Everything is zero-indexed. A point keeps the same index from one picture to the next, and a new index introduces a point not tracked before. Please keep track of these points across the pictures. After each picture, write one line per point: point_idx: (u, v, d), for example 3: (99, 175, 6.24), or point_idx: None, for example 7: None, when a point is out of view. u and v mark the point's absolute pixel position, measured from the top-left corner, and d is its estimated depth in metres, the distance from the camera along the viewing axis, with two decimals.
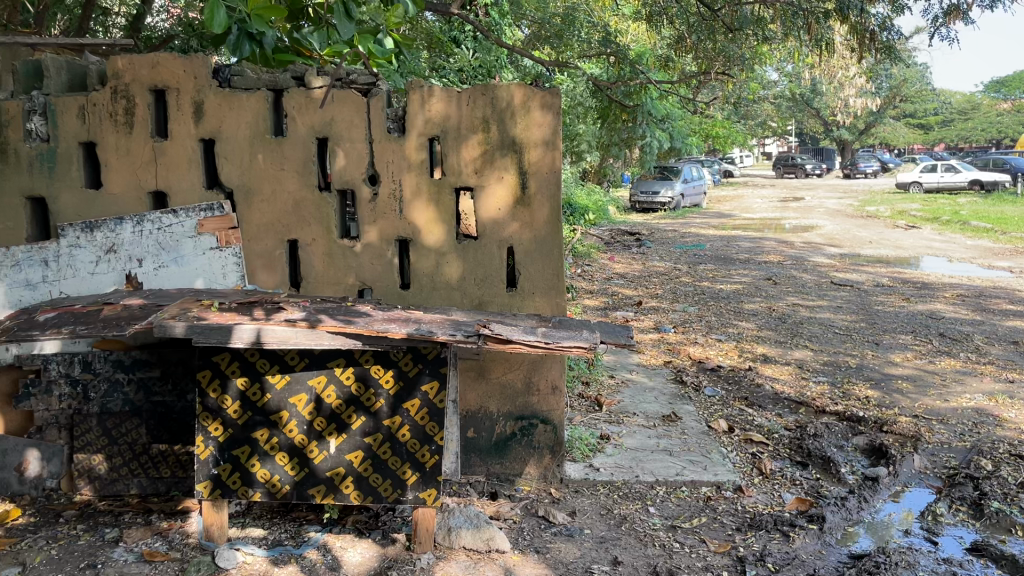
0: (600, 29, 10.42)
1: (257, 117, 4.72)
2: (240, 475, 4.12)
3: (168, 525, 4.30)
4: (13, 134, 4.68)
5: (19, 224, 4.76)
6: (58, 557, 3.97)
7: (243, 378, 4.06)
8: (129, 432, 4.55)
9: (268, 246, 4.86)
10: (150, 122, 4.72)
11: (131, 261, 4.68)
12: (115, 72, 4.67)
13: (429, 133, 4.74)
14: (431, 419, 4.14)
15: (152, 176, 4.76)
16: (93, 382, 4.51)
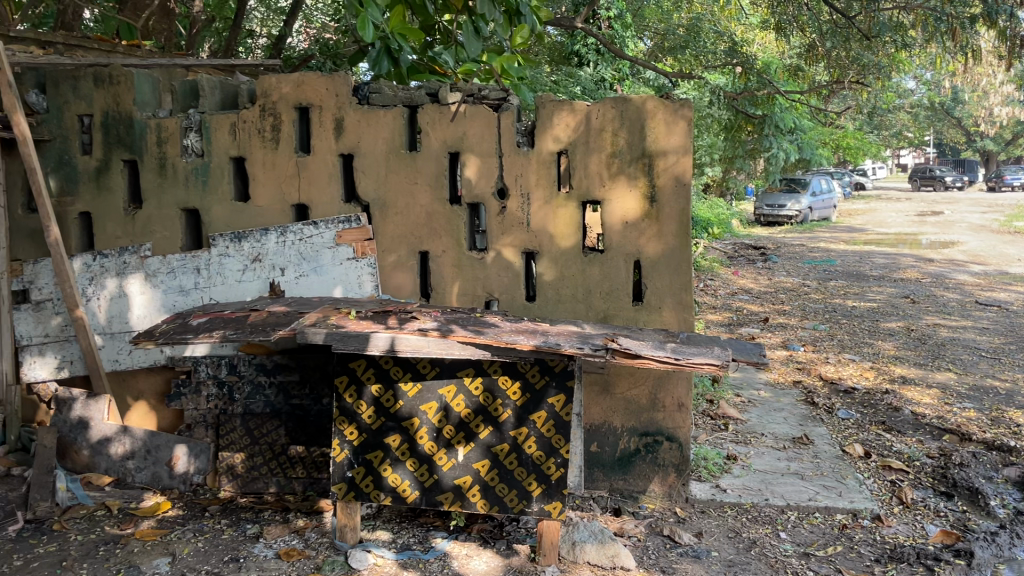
0: (726, 41, 10.23)
1: (393, 132, 4.89)
2: (372, 479, 4.24)
3: (304, 524, 4.45)
4: (171, 150, 5.00)
5: (175, 233, 5.05)
6: (204, 550, 4.18)
7: (378, 385, 4.20)
8: (271, 432, 4.79)
9: (400, 257, 5.00)
10: (294, 138, 4.96)
11: (275, 270, 4.97)
12: (264, 91, 4.93)
13: (557, 147, 4.76)
14: (557, 432, 4.14)
15: (295, 190, 5.00)
16: (238, 384, 4.85)
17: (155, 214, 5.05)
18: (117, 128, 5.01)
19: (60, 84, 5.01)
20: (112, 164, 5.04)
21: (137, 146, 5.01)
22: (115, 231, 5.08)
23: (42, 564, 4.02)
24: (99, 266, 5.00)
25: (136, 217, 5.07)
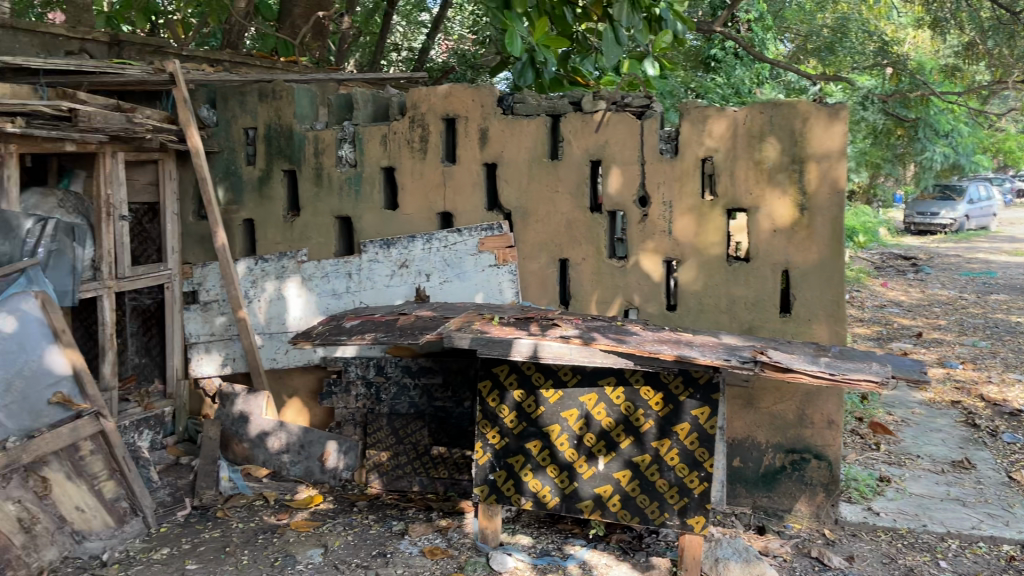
0: (876, 40, 9.75)
1: (536, 141, 4.94)
2: (513, 483, 4.30)
3: (446, 523, 4.56)
4: (327, 160, 5.26)
5: (329, 240, 5.30)
6: (354, 543, 4.36)
7: (520, 390, 4.24)
8: (414, 433, 4.95)
9: (541, 265, 5.04)
10: (441, 148, 5.10)
11: (421, 275, 5.14)
12: (414, 103, 5.11)
13: (701, 154, 4.68)
14: (701, 445, 4.03)
15: (441, 198, 5.14)
16: (385, 385, 5.05)
17: (311, 222, 5.32)
18: (278, 140, 5.31)
19: (229, 99, 5.38)
20: (273, 174, 5.36)
21: (296, 157, 5.30)
22: (275, 237, 5.39)
23: (207, 548, 4.32)
24: (261, 270, 5.33)
25: (294, 224, 5.36)
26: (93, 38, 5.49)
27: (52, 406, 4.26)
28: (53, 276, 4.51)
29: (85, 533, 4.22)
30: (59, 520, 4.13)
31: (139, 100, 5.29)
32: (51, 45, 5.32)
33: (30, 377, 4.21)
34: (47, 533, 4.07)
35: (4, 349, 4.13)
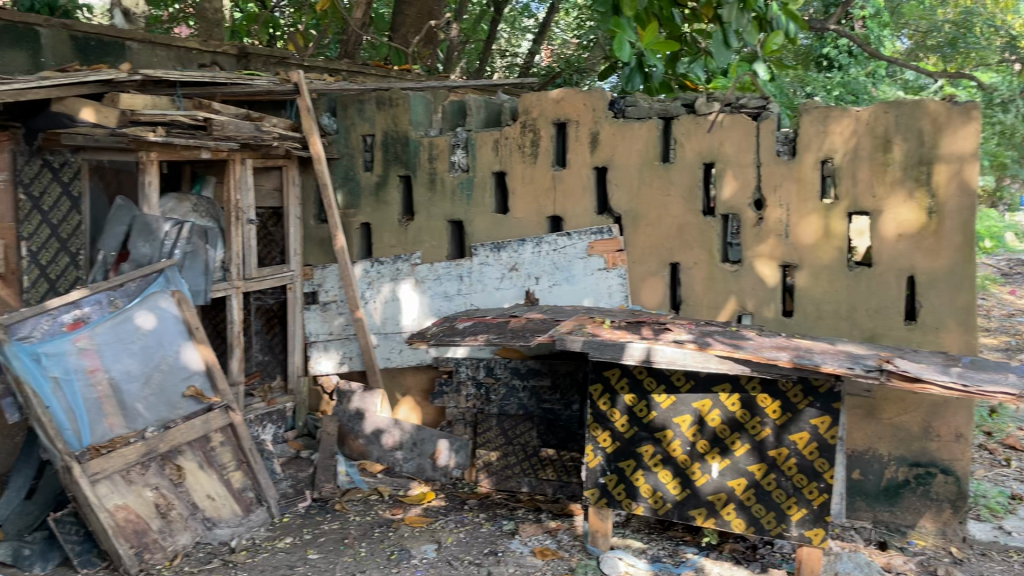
0: (1004, 35, 9.26)
1: (648, 144, 4.92)
2: (625, 487, 4.28)
3: (557, 525, 4.60)
4: (441, 166, 5.39)
5: (442, 243, 5.43)
6: (467, 541, 4.45)
7: (632, 395, 4.23)
8: (523, 434, 5.01)
9: (651, 268, 5.00)
10: (552, 153, 5.13)
11: (530, 279, 5.18)
12: (525, 108, 5.17)
13: (821, 155, 4.56)
14: (821, 455, 3.90)
15: (551, 202, 5.17)
16: (495, 386, 5.12)
17: (425, 226, 5.47)
18: (394, 146, 5.48)
19: (348, 108, 5.59)
20: (389, 180, 5.53)
21: (412, 162, 5.46)
22: (390, 241, 5.55)
23: (327, 539, 4.49)
24: (376, 272, 5.51)
25: (409, 227, 5.51)
26: (223, 51, 5.79)
27: (186, 398, 4.53)
28: (188, 276, 4.82)
29: (215, 520, 4.44)
30: (192, 506, 4.37)
31: (265, 109, 5.55)
32: (186, 58, 5.65)
33: (167, 371, 4.50)
34: (181, 518, 4.31)
35: (145, 345, 4.44)
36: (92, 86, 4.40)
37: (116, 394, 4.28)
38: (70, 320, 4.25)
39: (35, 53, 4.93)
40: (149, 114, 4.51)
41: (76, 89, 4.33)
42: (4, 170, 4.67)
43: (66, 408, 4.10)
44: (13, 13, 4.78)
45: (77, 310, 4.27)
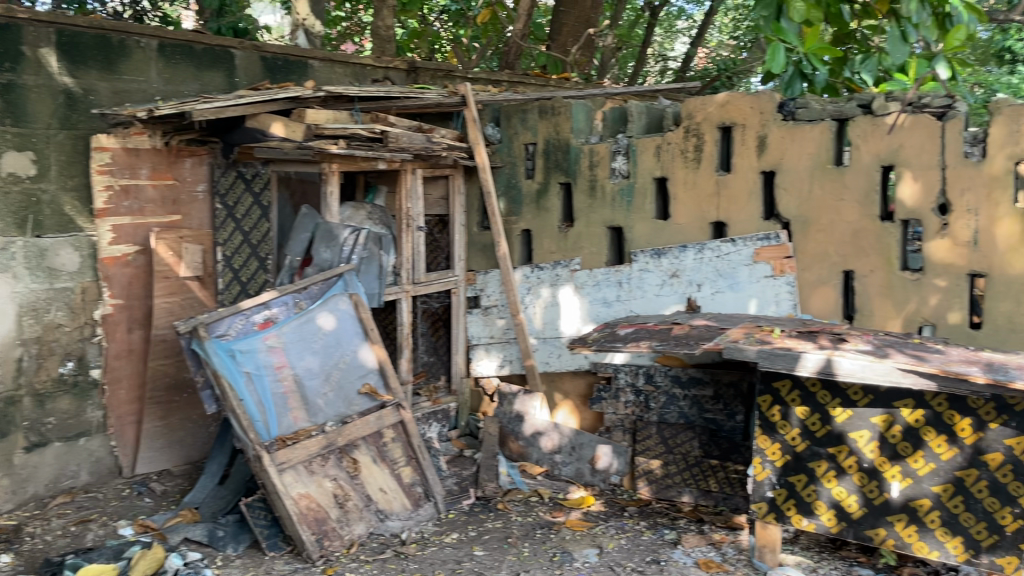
0: None
1: (820, 147, 4.75)
2: (795, 502, 4.15)
3: (721, 538, 4.52)
4: (601, 172, 5.42)
5: (601, 250, 5.44)
6: (628, 547, 4.45)
7: (804, 407, 4.09)
8: (684, 443, 4.93)
9: (821, 276, 4.82)
10: (716, 157, 5.05)
11: (692, 285, 5.12)
12: (689, 113, 5.11)
13: (1016, 156, 4.25)
14: (1016, 479, 3.64)
15: (714, 208, 5.08)
16: (654, 394, 5.09)
17: (584, 232, 5.49)
18: (555, 154, 5.57)
19: (511, 118, 5.75)
20: (550, 187, 5.62)
21: (572, 169, 5.53)
22: (550, 247, 5.62)
23: (491, 537, 4.61)
24: (536, 278, 5.63)
25: (568, 233, 5.56)
26: (394, 66, 6.09)
27: (361, 395, 4.80)
28: (364, 280, 5.12)
29: (387, 513, 4.66)
30: (367, 498, 4.61)
31: (434, 121, 5.82)
32: (360, 74, 5.98)
33: (345, 369, 4.78)
34: (357, 509, 4.55)
35: (326, 344, 4.74)
36: (281, 103, 4.81)
37: (300, 389, 4.59)
38: (261, 319, 4.61)
39: (230, 74, 5.37)
40: (331, 128, 4.83)
41: (267, 107, 4.76)
42: (204, 181, 5.28)
43: (257, 401, 4.43)
44: (212, 38, 5.23)
45: (267, 310, 4.63)
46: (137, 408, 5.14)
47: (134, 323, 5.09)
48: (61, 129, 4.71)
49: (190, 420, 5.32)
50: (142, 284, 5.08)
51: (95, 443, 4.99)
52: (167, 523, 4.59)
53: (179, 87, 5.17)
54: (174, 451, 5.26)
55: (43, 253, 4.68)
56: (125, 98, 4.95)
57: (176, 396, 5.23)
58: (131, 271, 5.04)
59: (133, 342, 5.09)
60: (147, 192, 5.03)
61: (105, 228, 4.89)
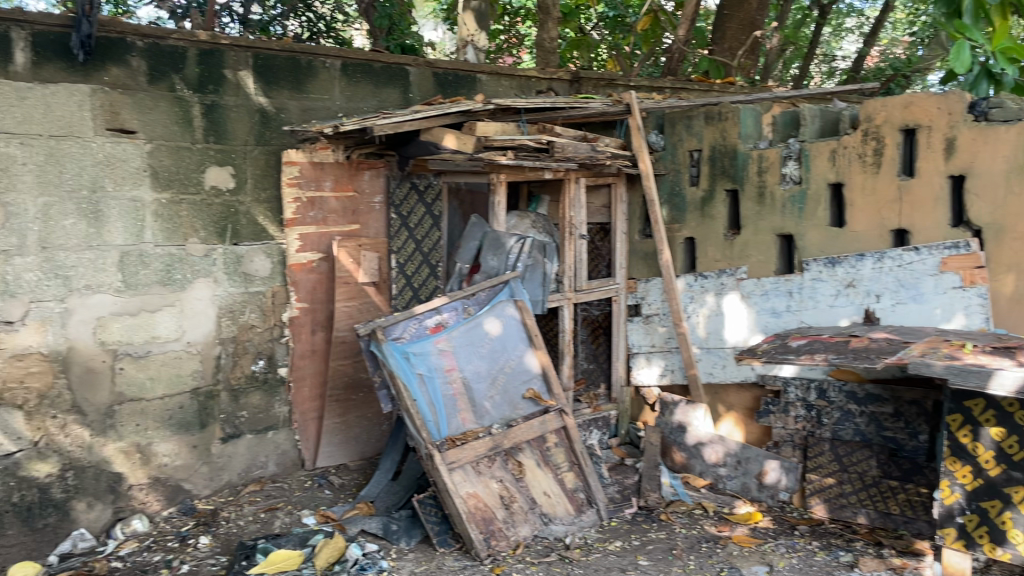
0: None
1: (1017, 150, 4.38)
2: (988, 530, 3.85)
3: (902, 563, 4.26)
4: (771, 179, 5.27)
5: (769, 258, 5.28)
6: (800, 567, 4.30)
7: (1000, 429, 3.80)
8: (861, 462, 4.71)
9: (1018, 288, 4.45)
10: (898, 161, 4.79)
11: (870, 296, 4.88)
12: (868, 115, 4.89)
13: None
14: None
15: (895, 214, 4.81)
16: (827, 409, 4.93)
17: (752, 240, 5.35)
18: (722, 161, 5.47)
19: (676, 124, 5.70)
20: (716, 195, 5.53)
21: (740, 176, 5.41)
22: (716, 255, 5.51)
23: (656, 548, 4.58)
24: (700, 286, 5.55)
25: (735, 242, 5.44)
26: (558, 77, 6.20)
27: (526, 399, 4.91)
28: (529, 287, 5.24)
29: (551, 517, 4.73)
30: (531, 501, 4.70)
31: (596, 129, 5.87)
32: (525, 86, 6.13)
33: (511, 373, 4.90)
34: (522, 511, 4.65)
35: (492, 349, 4.88)
36: (453, 116, 4.98)
37: (469, 392, 4.75)
38: (433, 323, 4.81)
39: (405, 91, 5.66)
40: (500, 140, 4.95)
41: (441, 120, 4.94)
42: (380, 193, 5.61)
43: (428, 402, 4.62)
44: (390, 56, 5.52)
45: (439, 315, 4.82)
46: (318, 405, 5.49)
47: (317, 324, 5.43)
48: (256, 146, 5.12)
49: (365, 417, 5.63)
50: (324, 290, 5.43)
51: (281, 437, 5.39)
52: (346, 514, 4.88)
53: (360, 104, 5.49)
54: (351, 447, 5.60)
55: (239, 260, 5.11)
56: (311, 116, 5.31)
57: (353, 395, 5.55)
58: (316, 277, 5.39)
59: (316, 343, 5.43)
60: (330, 203, 5.37)
61: (293, 237, 5.25)
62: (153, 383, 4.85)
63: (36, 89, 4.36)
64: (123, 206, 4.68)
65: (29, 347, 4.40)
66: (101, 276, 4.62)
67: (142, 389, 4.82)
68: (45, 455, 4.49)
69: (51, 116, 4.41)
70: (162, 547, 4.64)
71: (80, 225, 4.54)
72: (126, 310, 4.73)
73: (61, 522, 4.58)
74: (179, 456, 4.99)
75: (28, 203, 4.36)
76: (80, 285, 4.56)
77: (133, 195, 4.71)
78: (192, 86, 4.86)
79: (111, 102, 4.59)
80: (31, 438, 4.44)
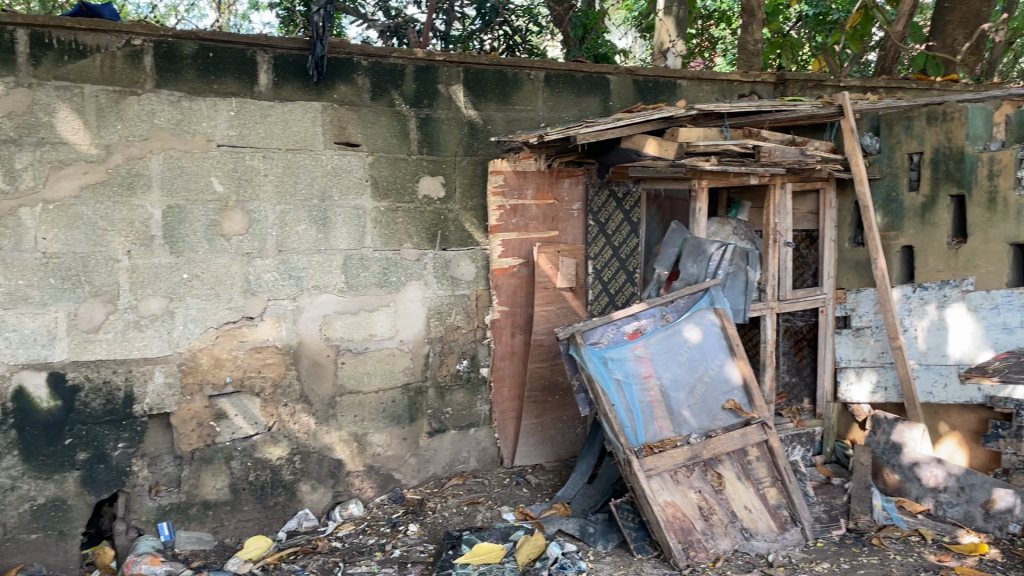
0: None
1: None
2: None
3: None
4: (1004, 182, 4.89)
5: (1002, 269, 4.90)
6: None
7: None
8: None
9: None
10: None
11: None
12: None
13: None
14: None
15: None
16: None
17: (981, 248, 4.98)
18: (947, 164, 5.11)
19: (894, 126, 5.38)
20: (939, 200, 5.16)
21: (967, 180, 5.04)
22: (936, 265, 5.16)
23: (868, 572, 4.35)
24: (919, 298, 5.20)
25: (961, 251, 5.07)
26: (762, 80, 6.04)
27: (726, 411, 4.81)
28: (730, 295, 5.13)
29: (752, 532, 4.60)
30: (732, 515, 4.60)
31: (804, 133, 5.67)
32: (727, 90, 6.02)
33: (710, 383, 4.82)
34: (722, 524, 4.56)
35: (691, 357, 4.83)
36: (655, 122, 4.97)
37: (666, 400, 4.72)
38: (631, 329, 4.82)
39: (606, 99, 5.73)
40: (704, 145, 4.92)
41: (643, 126, 4.92)
42: (579, 201, 5.67)
43: (626, 408, 4.63)
44: (592, 66, 5.60)
45: (637, 321, 4.83)
46: (517, 405, 5.67)
47: (517, 327, 5.61)
48: (465, 156, 5.37)
49: (560, 420, 5.75)
50: (524, 294, 5.59)
51: (482, 433, 5.61)
52: (543, 514, 5.01)
53: (562, 113, 5.62)
54: (545, 449, 5.73)
55: (447, 264, 5.38)
56: (517, 126, 5.50)
57: (549, 397, 5.68)
58: (516, 281, 5.57)
59: (515, 345, 5.61)
60: (531, 210, 5.53)
61: (496, 242, 5.47)
62: (369, 377, 5.22)
63: (276, 107, 4.82)
64: (348, 213, 5.07)
65: (267, 340, 4.90)
66: (327, 277, 5.04)
67: (360, 382, 5.19)
68: (277, 440, 4.99)
69: (288, 132, 4.86)
70: (375, 531, 5.00)
71: (309, 230, 4.97)
72: (348, 308, 5.12)
73: (289, 501, 5.05)
74: (391, 447, 5.33)
75: (268, 210, 4.84)
76: (310, 285, 5.00)
77: (357, 203, 5.08)
78: (409, 101, 5.18)
79: (339, 117, 4.99)
80: (266, 423, 4.94)
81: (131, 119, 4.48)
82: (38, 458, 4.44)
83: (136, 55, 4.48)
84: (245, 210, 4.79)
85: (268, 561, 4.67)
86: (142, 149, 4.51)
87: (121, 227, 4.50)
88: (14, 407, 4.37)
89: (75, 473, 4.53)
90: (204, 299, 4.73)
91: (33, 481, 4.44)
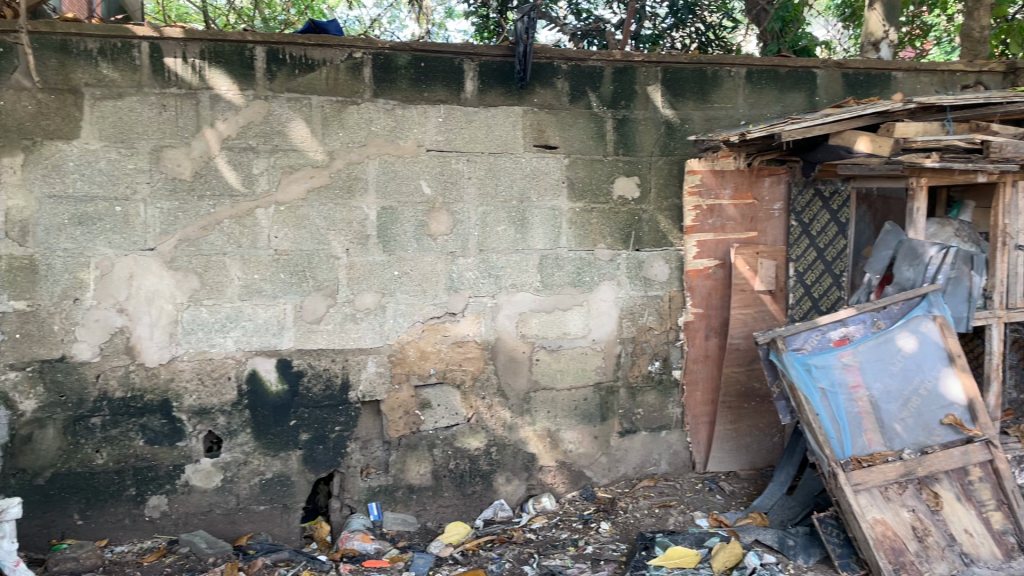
0: None
1: None
2: None
3: None
4: None
5: None
6: None
7: None
8: None
9: None
10: None
11: None
12: None
13: None
14: None
15: None
16: None
17: None
18: None
19: None
20: None
21: None
22: None
23: None
24: None
25: None
26: (990, 69, 5.61)
27: (944, 426, 4.48)
28: (951, 302, 4.78)
29: (973, 557, 4.25)
30: (949, 537, 4.27)
31: None
32: (948, 81, 5.64)
33: (926, 396, 4.51)
34: (938, 547, 4.24)
35: (905, 367, 4.53)
36: (867, 118, 4.74)
37: (877, 412, 4.46)
38: (837, 336, 4.55)
39: (811, 94, 5.50)
40: (922, 140, 4.53)
41: (854, 123, 4.74)
42: (781, 200, 5.49)
43: (831, 418, 4.43)
44: (797, 61, 5.40)
45: (844, 327, 4.55)
46: (710, 410, 5.57)
47: (711, 330, 5.50)
48: (661, 156, 5.34)
49: (757, 428, 5.57)
50: (719, 296, 5.47)
51: (674, 436, 5.56)
52: (739, 522, 4.93)
53: (763, 110, 5.45)
54: (741, 457, 5.58)
55: (641, 265, 5.37)
56: (715, 125, 5.40)
57: (745, 403, 5.51)
58: (712, 283, 5.46)
59: (709, 348, 5.50)
60: (729, 211, 5.41)
61: (691, 243, 5.40)
62: (562, 375, 5.32)
63: (480, 113, 5.02)
64: (545, 213, 5.19)
65: (468, 336, 5.12)
66: (524, 276, 5.19)
67: (553, 379, 5.30)
68: (476, 431, 5.20)
69: (492, 136, 5.05)
70: (568, 526, 5.10)
71: (509, 230, 5.13)
72: (544, 307, 5.25)
73: (486, 491, 5.25)
74: (582, 445, 5.40)
75: (471, 211, 5.05)
76: (508, 284, 5.17)
77: (554, 204, 5.19)
78: (607, 102, 5.22)
79: (539, 121, 5.13)
80: (466, 415, 5.17)
81: (351, 127, 4.83)
82: (267, 437, 4.90)
83: (356, 67, 4.82)
84: (450, 211, 5.03)
85: (468, 547, 4.90)
86: (360, 155, 4.85)
87: (341, 227, 4.86)
88: (248, 389, 4.84)
89: (298, 452, 4.95)
90: (413, 296, 5.01)
91: (263, 457, 4.90)
